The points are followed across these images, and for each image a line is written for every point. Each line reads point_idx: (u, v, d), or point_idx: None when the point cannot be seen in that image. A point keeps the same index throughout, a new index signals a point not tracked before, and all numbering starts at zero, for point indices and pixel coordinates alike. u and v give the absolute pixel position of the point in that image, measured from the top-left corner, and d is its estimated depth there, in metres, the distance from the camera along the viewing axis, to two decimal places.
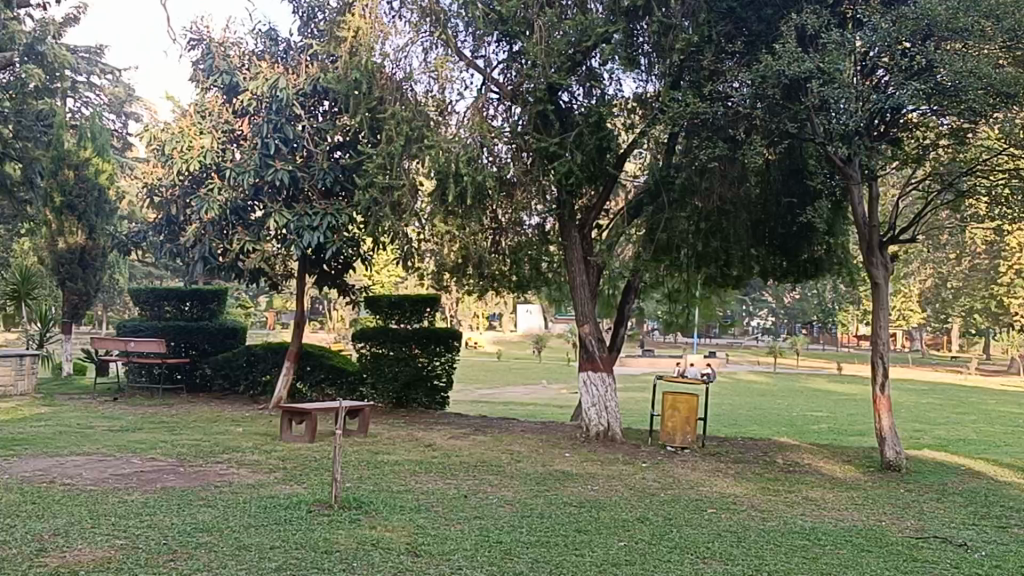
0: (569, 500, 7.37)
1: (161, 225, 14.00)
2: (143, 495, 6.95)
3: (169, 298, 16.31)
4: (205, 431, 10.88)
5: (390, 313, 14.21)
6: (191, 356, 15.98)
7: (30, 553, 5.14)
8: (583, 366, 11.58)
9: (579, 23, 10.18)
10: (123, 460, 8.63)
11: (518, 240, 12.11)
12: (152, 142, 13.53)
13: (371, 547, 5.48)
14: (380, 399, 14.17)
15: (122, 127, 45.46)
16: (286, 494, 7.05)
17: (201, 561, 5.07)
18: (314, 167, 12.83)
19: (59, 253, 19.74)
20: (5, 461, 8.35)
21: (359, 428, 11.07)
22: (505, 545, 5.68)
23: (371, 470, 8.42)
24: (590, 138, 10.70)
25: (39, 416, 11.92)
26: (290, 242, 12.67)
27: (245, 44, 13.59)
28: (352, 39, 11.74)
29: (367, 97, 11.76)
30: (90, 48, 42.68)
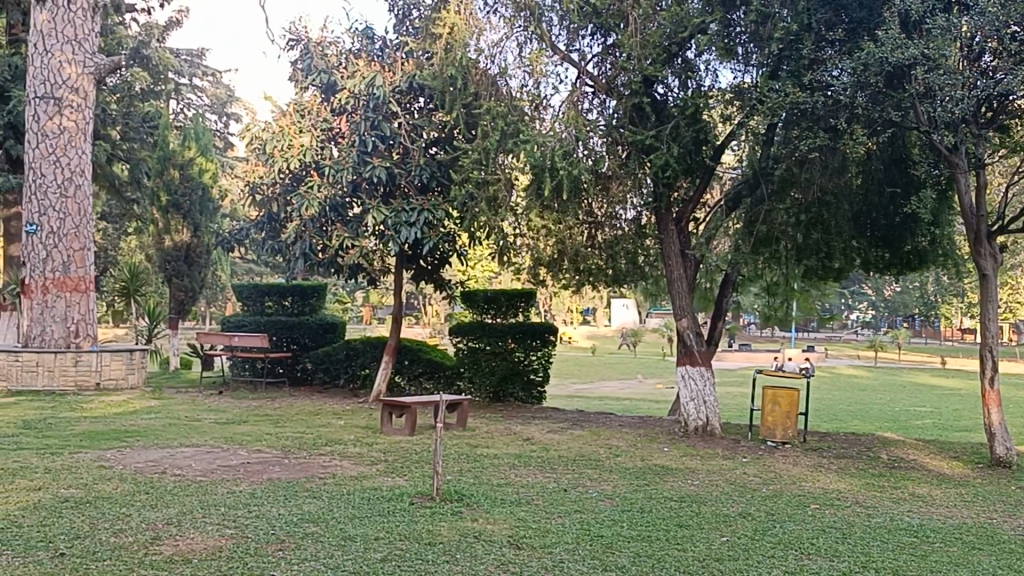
0: (670, 494, 7.34)
1: (263, 223, 14.23)
2: (251, 485, 7.12)
3: (271, 293, 16.65)
4: (307, 424, 11.10)
5: (486, 308, 14.28)
6: (293, 351, 16.29)
7: (146, 542, 5.30)
8: (681, 360, 11.48)
9: (675, 14, 10.17)
10: (230, 451, 8.84)
11: (614, 234, 12.04)
12: (253, 142, 13.80)
13: (474, 539, 5.52)
14: (478, 393, 14.24)
15: (223, 127, 46.47)
16: (389, 486, 7.15)
17: (309, 551, 5.17)
18: (411, 164, 12.95)
19: (165, 251, 20.33)
20: (119, 453, 8.61)
21: (458, 422, 11.16)
22: (607, 539, 5.68)
23: (472, 464, 8.49)
24: (687, 130, 10.65)
25: (150, 409, 12.29)
26: (388, 238, 12.82)
27: (342, 43, 13.80)
28: (447, 36, 11.86)
29: (463, 94, 11.91)
30: (192, 52, 43.75)
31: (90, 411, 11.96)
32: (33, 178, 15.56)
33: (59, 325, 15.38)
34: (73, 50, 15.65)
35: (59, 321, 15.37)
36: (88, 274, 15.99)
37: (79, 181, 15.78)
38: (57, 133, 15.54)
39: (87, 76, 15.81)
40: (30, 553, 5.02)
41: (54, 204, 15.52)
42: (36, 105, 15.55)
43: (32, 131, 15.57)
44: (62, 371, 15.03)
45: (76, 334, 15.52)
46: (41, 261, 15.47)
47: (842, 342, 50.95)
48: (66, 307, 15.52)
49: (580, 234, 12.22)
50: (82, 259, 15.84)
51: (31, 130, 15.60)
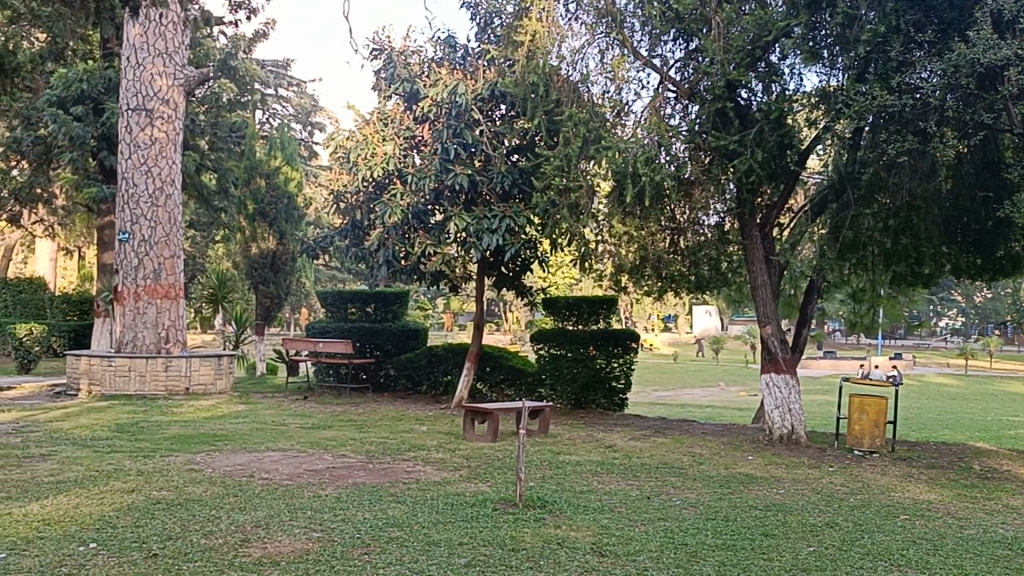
0: (755, 503, 7.26)
1: (346, 230, 14.43)
2: (336, 489, 7.20)
3: (354, 300, 16.77)
4: (391, 429, 11.20)
5: (567, 314, 14.27)
6: (376, 357, 16.45)
7: (235, 543, 5.39)
8: (766, 367, 11.34)
9: (758, 18, 10.09)
10: (316, 456, 8.97)
11: (697, 240, 11.98)
12: (337, 150, 14.07)
13: (557, 546, 5.52)
14: (560, 400, 14.20)
15: (307, 137, 47.19)
16: (472, 492, 7.18)
17: (394, 555, 5.21)
18: (493, 171, 12.99)
19: (252, 258, 20.69)
20: (208, 456, 8.79)
21: (540, 428, 11.16)
22: (691, 547, 5.64)
23: (554, 470, 8.48)
24: (771, 135, 10.48)
25: (237, 413, 12.53)
26: (470, 245, 12.88)
27: (424, 52, 13.95)
28: (529, 43, 11.96)
29: (545, 100, 11.98)
30: (278, 63, 44.48)
31: (180, 415, 12.22)
32: (126, 187, 15.98)
33: (150, 331, 15.76)
34: (164, 62, 16.02)
35: (151, 327, 15.75)
36: (178, 282, 16.35)
37: (169, 190, 16.15)
38: (148, 143, 15.92)
39: (177, 88, 16.17)
40: (124, 553, 5.14)
41: (145, 213, 15.88)
42: (129, 116, 15.96)
43: (125, 141, 15.98)
44: (153, 376, 15.36)
45: (166, 339, 15.89)
46: (133, 269, 15.86)
47: (932, 350, 49.80)
48: (157, 313, 15.88)
49: (663, 240, 12.13)
50: (172, 266, 16.20)
51: (124, 141, 16.00)
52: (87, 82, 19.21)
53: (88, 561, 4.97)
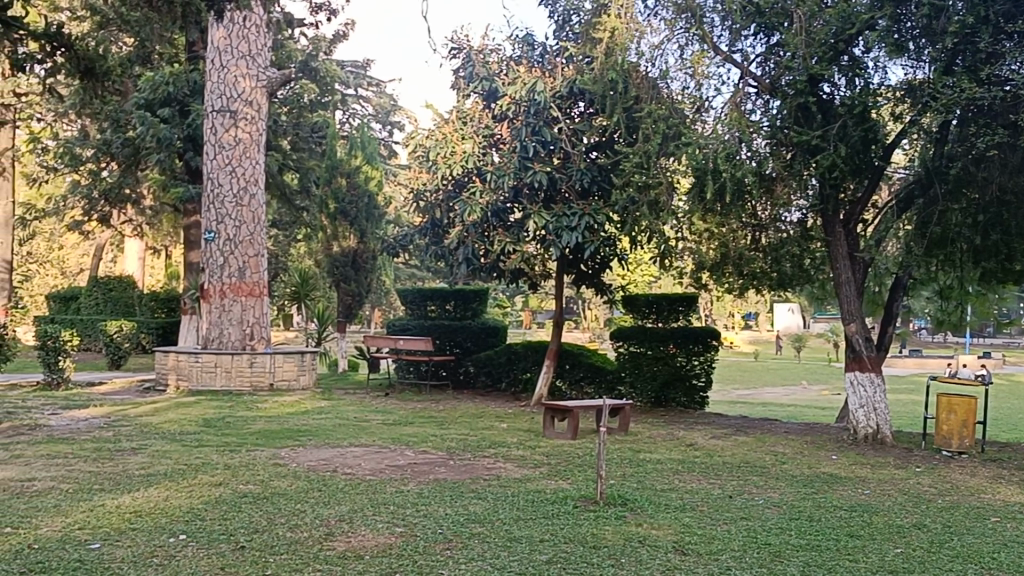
0: (840, 503, 7.15)
1: (426, 229, 14.60)
2: (418, 485, 7.26)
3: (433, 297, 16.92)
4: (471, 427, 11.25)
5: (647, 312, 14.21)
6: (455, 354, 16.53)
7: (320, 537, 5.48)
8: (850, 365, 11.17)
9: (841, 11, 9.99)
10: (398, 452, 9.05)
11: (779, 237, 11.69)
12: (416, 150, 14.24)
13: (638, 543, 5.51)
14: (640, 398, 14.12)
15: (387, 136, 47.61)
16: (552, 489, 7.19)
17: (476, 550, 5.24)
18: (572, 168, 12.92)
19: (334, 256, 21.00)
20: (293, 451, 8.92)
21: (620, 426, 11.13)
22: (774, 547, 5.58)
23: (635, 468, 8.45)
24: (855, 129, 10.29)
25: (320, 409, 12.70)
26: (550, 243, 12.85)
27: (503, 50, 14.00)
28: (608, 39, 11.98)
29: (624, 96, 12.02)
30: (358, 63, 44.92)
31: (265, 411, 12.42)
32: (211, 188, 16.29)
33: (235, 328, 16.06)
34: (248, 64, 16.28)
35: (236, 325, 16.06)
36: (262, 280, 16.61)
37: (253, 190, 16.40)
38: (232, 144, 16.19)
39: (260, 89, 16.42)
40: (213, 545, 5.24)
41: (230, 212, 16.17)
42: (214, 118, 16.26)
43: (210, 142, 16.29)
44: (238, 372, 15.67)
45: (251, 336, 16.18)
46: (219, 267, 16.18)
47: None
48: (242, 311, 16.17)
49: (744, 237, 11.99)
50: (257, 265, 16.46)
51: (209, 142, 16.31)
52: (174, 85, 19.76)
53: (178, 553, 5.08)
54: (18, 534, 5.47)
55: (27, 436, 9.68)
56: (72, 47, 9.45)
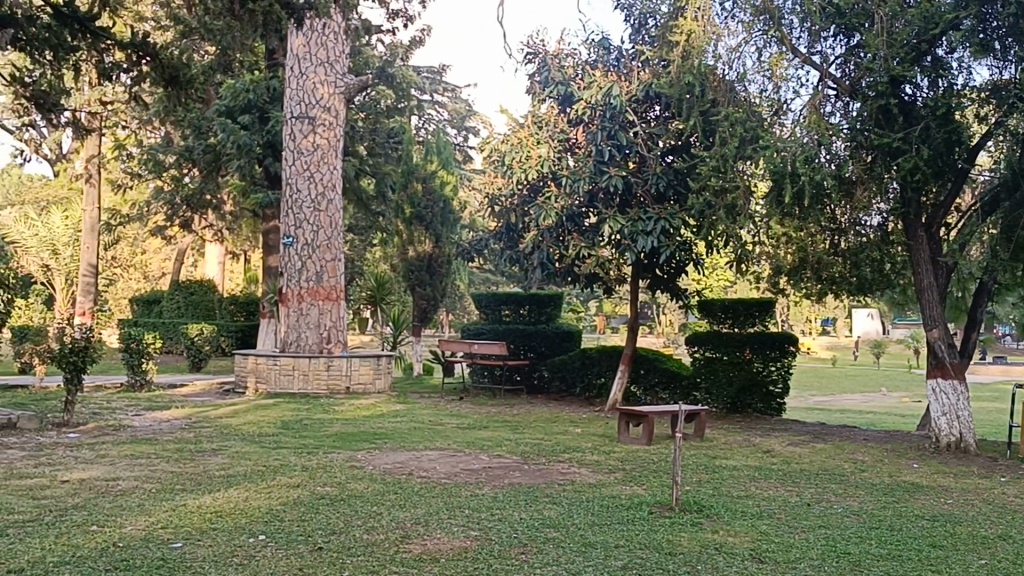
0: (921, 512, 7.01)
1: (501, 233, 14.68)
2: (493, 489, 7.28)
3: (509, 302, 16.96)
4: (545, 431, 11.25)
5: (723, 317, 14.08)
6: (530, 358, 16.54)
7: (396, 539, 5.52)
8: (933, 373, 10.92)
9: (924, 11, 9.82)
10: (473, 456, 9.08)
11: (858, 242, 11.53)
12: (492, 154, 14.34)
13: (715, 550, 5.47)
14: (716, 404, 14.01)
15: (462, 141, 47.90)
16: (628, 494, 7.16)
17: (550, 555, 5.24)
18: (648, 172, 12.86)
19: (409, 260, 21.18)
20: (369, 454, 9.01)
21: (695, 432, 11.03)
22: (854, 556, 5.49)
23: (711, 475, 8.38)
24: (938, 131, 10.13)
25: (396, 412, 12.80)
26: (625, 247, 12.78)
27: (579, 54, 14.00)
28: (684, 42, 11.90)
29: (700, 100, 12.02)
30: (433, 69, 45.24)
31: (342, 414, 12.55)
32: (290, 193, 16.52)
33: (312, 332, 16.27)
34: (325, 71, 16.48)
35: (313, 328, 16.26)
36: (339, 284, 16.77)
37: (331, 195, 16.60)
38: (311, 150, 16.42)
39: (338, 95, 16.60)
40: (292, 546, 5.31)
41: (308, 217, 16.39)
42: (293, 124, 16.49)
43: (289, 148, 16.54)
44: (316, 375, 15.85)
45: (328, 340, 16.36)
46: (297, 271, 16.40)
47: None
48: (319, 315, 16.36)
49: (822, 241, 11.72)
50: (334, 269, 16.64)
51: (288, 148, 16.56)
52: (254, 92, 20.09)
53: (258, 553, 5.16)
54: (103, 532, 5.60)
55: (111, 436, 9.92)
56: (156, 56, 9.69)
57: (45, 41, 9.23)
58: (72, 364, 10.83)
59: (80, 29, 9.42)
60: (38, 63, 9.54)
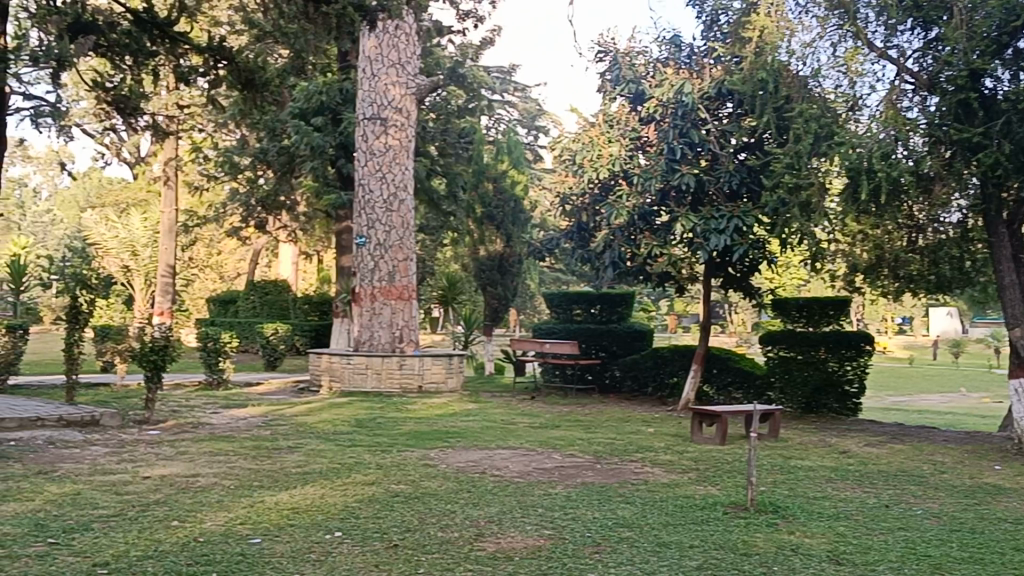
0: (1004, 515, 6.84)
1: (573, 232, 14.66)
2: (566, 488, 7.28)
3: (580, 301, 16.92)
4: (618, 431, 11.21)
5: (797, 317, 13.83)
6: (602, 358, 16.48)
7: (471, 537, 5.55)
8: (1014, 373, 10.64)
9: (1005, 2, 9.61)
10: (546, 455, 9.08)
11: (937, 238, 11.44)
12: (563, 153, 14.36)
13: (791, 552, 5.40)
14: (790, 404, 13.90)
15: (533, 141, 47.97)
16: (702, 495, 7.10)
17: (624, 555, 5.21)
18: (720, 170, 12.74)
19: (480, 260, 21.28)
20: (443, 452, 9.05)
21: (770, 433, 10.91)
22: (934, 559, 5.39)
23: (787, 475, 8.27)
24: (1020, 125, 9.71)
25: (469, 411, 12.85)
26: (697, 246, 12.66)
27: (650, 52, 13.92)
28: (757, 38, 11.85)
29: (774, 96, 11.84)
30: (503, 69, 45.32)
31: (415, 412, 12.64)
32: (362, 194, 16.68)
33: (385, 331, 16.40)
34: (397, 72, 16.62)
35: (386, 328, 16.40)
36: (411, 283, 16.84)
37: (403, 196, 16.70)
38: (383, 151, 16.57)
39: (410, 96, 16.72)
40: (368, 543, 5.36)
41: (380, 217, 16.54)
42: (365, 125, 16.65)
43: (362, 149, 16.70)
44: (389, 373, 16.00)
45: (400, 339, 16.46)
46: (370, 271, 16.57)
47: None
48: (391, 314, 16.49)
49: (900, 239, 11.59)
50: (406, 268, 16.73)
51: (361, 149, 16.72)
52: (326, 94, 20.30)
53: (335, 549, 5.21)
54: (185, 527, 5.71)
55: (191, 433, 10.11)
56: (233, 60, 9.85)
57: (126, 47, 9.46)
58: (152, 363, 11.09)
59: (159, 34, 9.59)
60: (119, 69, 9.75)
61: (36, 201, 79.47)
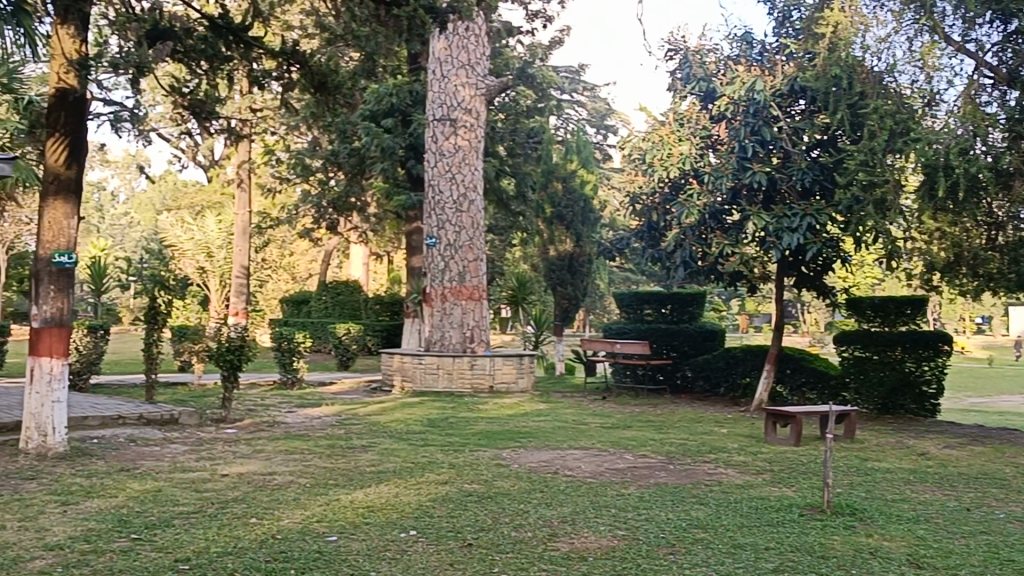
0: None
1: (643, 232, 14.59)
2: (639, 489, 7.25)
3: (650, 301, 16.85)
4: (690, 431, 11.15)
5: (870, 317, 13.69)
6: (673, 358, 16.38)
7: (544, 537, 5.55)
8: None
9: None
10: (617, 455, 9.07)
11: (1018, 235, 10.64)
12: (633, 152, 14.42)
13: (870, 555, 5.31)
14: (865, 405, 13.66)
15: (602, 140, 47.87)
16: (777, 496, 7.02)
17: (700, 556, 5.18)
18: (792, 168, 12.54)
19: (550, 260, 21.30)
20: (515, 452, 9.08)
21: (845, 433, 10.75)
22: (1019, 564, 5.26)
23: (863, 477, 8.15)
24: None
25: (539, 412, 12.86)
26: (770, 246, 12.51)
27: (721, 49, 13.80)
28: (830, 34, 11.76)
29: (848, 93, 11.76)
30: (571, 69, 45.28)
31: (486, 412, 12.68)
32: (432, 195, 16.78)
33: (456, 331, 16.47)
34: (467, 74, 16.67)
35: (456, 327, 16.47)
36: (481, 284, 16.88)
37: (472, 196, 16.77)
38: (453, 151, 16.64)
39: (479, 97, 16.77)
40: (442, 542, 5.39)
41: (450, 218, 16.62)
42: (435, 126, 16.74)
43: (432, 150, 16.81)
44: (460, 373, 16.07)
45: (471, 339, 16.51)
46: (440, 271, 16.67)
47: None
48: (462, 314, 16.55)
49: (979, 236, 10.96)
50: (476, 268, 16.79)
51: (431, 150, 16.84)
52: (397, 96, 20.47)
53: (410, 547, 5.26)
54: (262, 524, 5.79)
55: (267, 432, 10.28)
56: (306, 64, 10.03)
57: (202, 52, 9.72)
58: (228, 362, 11.29)
59: (234, 39, 9.86)
60: (195, 74, 9.94)
61: (114, 204, 81.13)
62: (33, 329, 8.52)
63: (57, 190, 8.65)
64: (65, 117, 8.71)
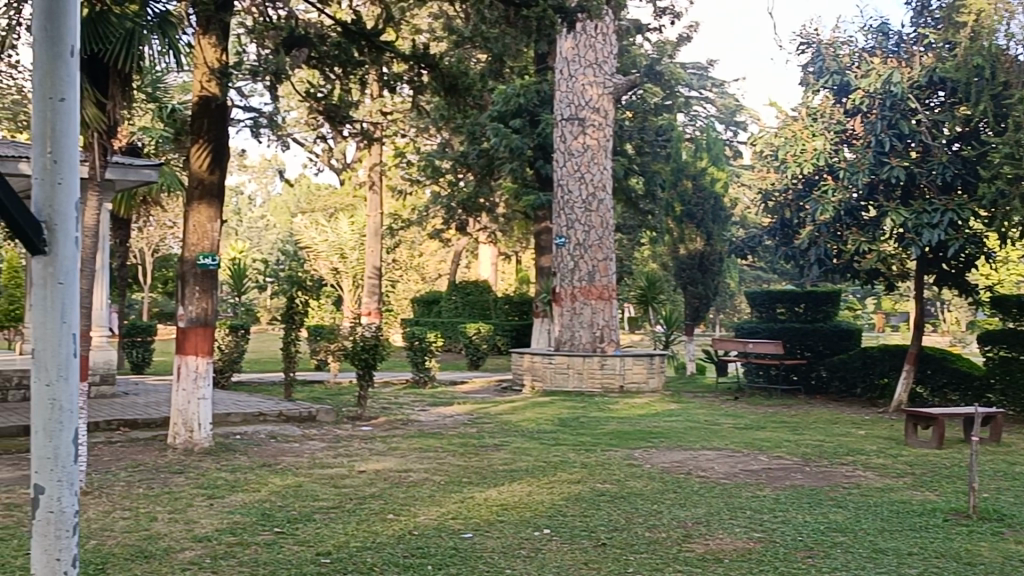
0: None
1: (775, 229, 14.35)
2: (774, 490, 7.14)
3: (783, 299, 16.56)
4: (827, 432, 10.91)
5: (1018, 314, 13.18)
6: (807, 357, 16.04)
7: (679, 538, 5.50)
8: None
9: None
10: (751, 456, 8.94)
11: None
12: (764, 149, 14.26)
13: (1020, 561, 5.12)
14: (1012, 407, 13.06)
15: (731, 137, 47.17)
16: (920, 500, 6.81)
17: (839, 560, 5.06)
18: (933, 163, 12.16)
19: (680, 259, 21.09)
20: (647, 452, 9.03)
21: (990, 436, 10.35)
22: None
23: (1011, 481, 7.84)
24: None
25: (671, 412, 12.76)
26: (909, 243, 12.14)
27: (856, 42, 13.46)
28: (972, 23, 11.35)
29: (991, 83, 11.29)
30: (700, 66, 44.75)
31: (618, 412, 12.64)
32: (562, 194, 16.85)
33: (586, 330, 16.48)
34: (594, 73, 16.60)
35: (586, 327, 16.47)
36: (610, 283, 16.82)
37: (602, 196, 16.71)
38: (581, 151, 16.63)
39: (607, 96, 16.67)
40: (575, 540, 5.40)
41: (580, 218, 16.65)
42: (563, 126, 16.76)
43: (561, 150, 16.87)
44: (590, 373, 16.05)
45: (601, 339, 16.46)
46: (570, 271, 16.69)
47: None
48: (592, 314, 16.54)
49: None
50: (606, 268, 16.73)
51: (560, 150, 16.90)
52: (525, 96, 20.57)
53: (544, 546, 5.28)
54: (400, 520, 5.89)
55: (401, 430, 10.43)
56: (436, 67, 10.05)
57: (336, 58, 9.96)
58: (363, 361, 11.52)
59: (366, 44, 10.00)
60: (330, 79, 10.23)
61: (251, 208, 83.58)
62: (180, 328, 8.84)
63: (201, 195, 8.96)
64: (208, 123, 9.02)
